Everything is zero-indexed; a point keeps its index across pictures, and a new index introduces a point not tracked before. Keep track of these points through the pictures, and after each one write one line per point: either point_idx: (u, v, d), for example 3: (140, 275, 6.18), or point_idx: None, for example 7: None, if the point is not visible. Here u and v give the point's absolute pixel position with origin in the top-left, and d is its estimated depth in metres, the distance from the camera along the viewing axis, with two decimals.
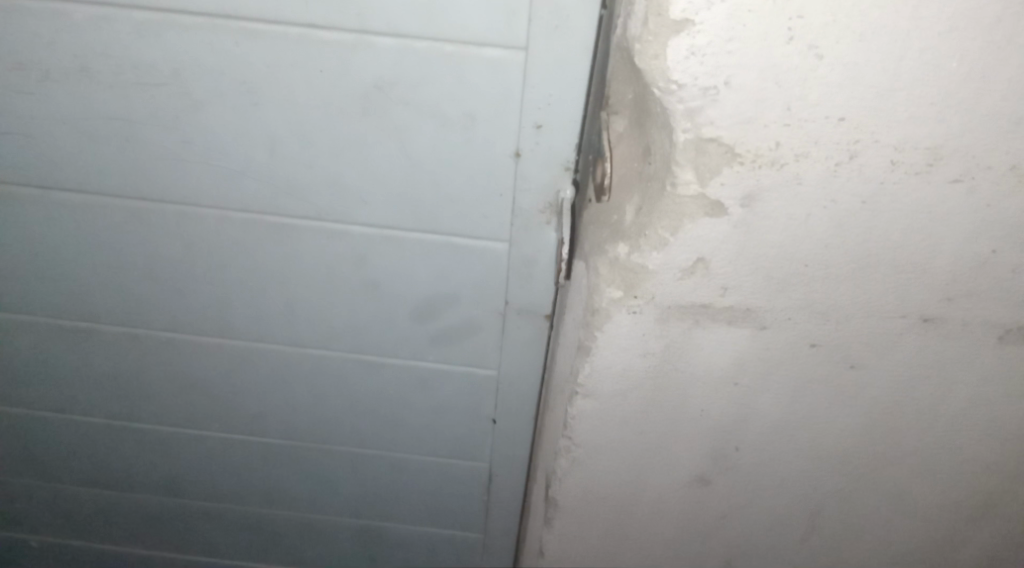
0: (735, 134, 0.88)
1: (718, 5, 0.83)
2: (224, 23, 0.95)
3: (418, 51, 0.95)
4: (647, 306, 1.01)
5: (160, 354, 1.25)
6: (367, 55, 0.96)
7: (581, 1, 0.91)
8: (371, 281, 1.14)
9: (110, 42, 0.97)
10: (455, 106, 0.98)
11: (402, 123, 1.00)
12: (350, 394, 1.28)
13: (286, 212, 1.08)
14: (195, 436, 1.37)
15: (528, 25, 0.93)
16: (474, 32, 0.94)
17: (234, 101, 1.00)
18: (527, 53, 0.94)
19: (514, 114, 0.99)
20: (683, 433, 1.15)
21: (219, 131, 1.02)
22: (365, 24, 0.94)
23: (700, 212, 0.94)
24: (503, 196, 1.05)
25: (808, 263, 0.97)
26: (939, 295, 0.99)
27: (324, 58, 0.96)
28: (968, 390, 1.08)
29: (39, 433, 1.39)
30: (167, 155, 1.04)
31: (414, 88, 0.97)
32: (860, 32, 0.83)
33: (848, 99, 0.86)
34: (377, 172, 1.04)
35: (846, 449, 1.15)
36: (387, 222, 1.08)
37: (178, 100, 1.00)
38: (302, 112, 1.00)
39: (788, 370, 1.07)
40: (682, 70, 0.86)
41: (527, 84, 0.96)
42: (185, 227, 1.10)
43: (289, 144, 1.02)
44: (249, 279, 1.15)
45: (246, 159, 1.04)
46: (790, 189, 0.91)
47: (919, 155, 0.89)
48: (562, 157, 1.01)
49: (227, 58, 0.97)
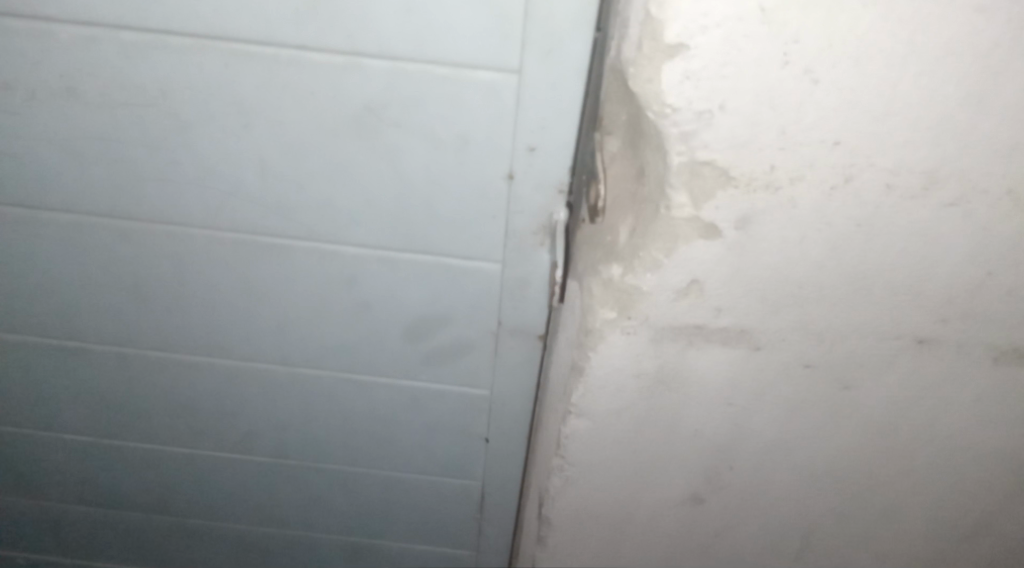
0: (730, 157, 0.88)
1: (713, 29, 0.82)
2: (214, 44, 0.94)
3: (410, 73, 0.94)
4: (641, 327, 1.01)
5: (148, 373, 1.24)
6: (359, 76, 0.95)
7: (575, 23, 0.90)
8: (362, 301, 1.13)
9: (98, 63, 0.96)
10: (447, 127, 0.97)
11: (394, 144, 0.99)
12: (341, 414, 1.27)
13: (276, 231, 1.07)
14: (183, 454, 1.36)
15: (521, 47, 0.92)
16: (466, 54, 0.93)
17: (224, 121, 0.99)
18: (521, 75, 0.94)
19: (507, 136, 0.98)
20: (676, 453, 1.14)
21: (209, 151, 1.01)
22: (357, 45, 0.93)
23: (694, 235, 0.93)
24: (495, 217, 1.04)
25: (802, 285, 0.96)
26: (934, 317, 0.98)
27: (315, 79, 0.95)
28: (964, 412, 1.07)
29: (25, 452, 1.38)
30: (156, 175, 1.03)
31: (406, 109, 0.97)
32: (855, 56, 0.83)
33: (843, 123, 0.86)
34: (368, 192, 1.03)
35: (841, 469, 1.14)
36: (378, 242, 1.07)
37: (167, 120, 0.99)
38: (293, 132, 0.99)
39: (782, 391, 1.06)
40: (676, 94, 0.85)
41: (521, 106, 0.95)
42: (174, 246, 1.09)
43: (280, 165, 1.01)
44: (239, 299, 1.14)
45: (236, 179, 1.03)
46: (784, 211, 0.91)
47: (915, 179, 0.88)
48: (555, 179, 1.00)
49: (217, 78, 0.96)
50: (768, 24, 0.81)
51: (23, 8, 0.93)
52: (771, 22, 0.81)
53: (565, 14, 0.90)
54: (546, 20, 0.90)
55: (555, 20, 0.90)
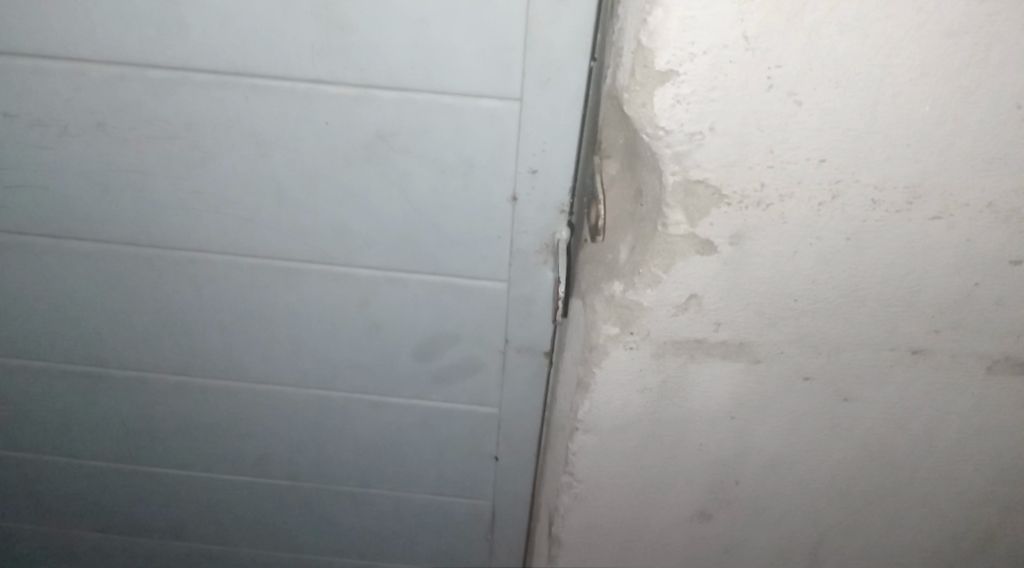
0: (722, 175, 0.92)
1: (701, 56, 0.87)
2: (233, 80, 1.00)
3: (418, 103, 1.00)
4: (642, 341, 1.05)
5: (168, 398, 1.28)
6: (371, 107, 1.00)
7: (572, 54, 0.95)
8: (375, 322, 1.17)
9: (125, 98, 1.02)
10: (455, 154, 1.02)
11: (404, 171, 1.04)
12: (355, 435, 1.31)
13: (293, 256, 1.12)
14: (202, 478, 1.40)
15: (521, 78, 0.97)
16: (469, 84, 0.98)
17: (243, 152, 1.04)
18: (521, 103, 0.99)
19: (511, 161, 1.03)
20: (683, 468, 1.18)
21: (229, 181, 1.06)
22: (368, 78, 0.98)
23: (691, 251, 0.97)
24: (501, 238, 1.08)
25: (797, 298, 1.00)
26: (926, 326, 1.02)
27: (327, 110, 1.01)
28: (959, 419, 1.10)
29: (49, 479, 1.42)
30: (178, 204, 1.08)
31: (414, 137, 1.02)
32: (836, 78, 0.87)
33: (828, 142, 0.90)
34: (379, 217, 1.08)
35: (843, 480, 1.17)
36: (389, 265, 1.12)
37: (189, 152, 1.05)
38: (308, 162, 1.04)
39: (782, 403, 1.10)
40: (669, 117, 0.90)
41: (523, 132, 1.00)
42: (195, 273, 1.14)
43: (295, 191, 1.06)
44: (257, 322, 1.19)
45: (255, 206, 1.08)
46: (776, 227, 0.95)
47: (899, 194, 0.93)
48: (557, 201, 1.05)
49: (236, 111, 1.01)
50: (751, 50, 0.86)
51: (55, 49, 0.99)
52: (754, 48, 0.86)
53: (563, 45, 0.95)
54: (545, 51, 0.95)
55: (553, 51, 0.95)
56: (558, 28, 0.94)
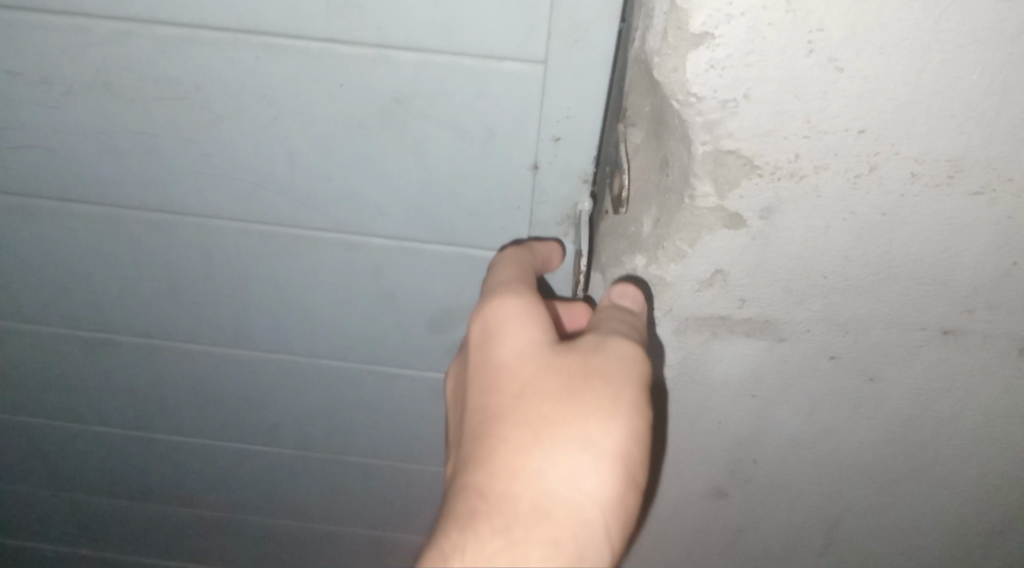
0: (755, 146, 0.86)
1: (738, 17, 0.80)
2: (245, 38, 0.95)
3: (438, 65, 0.95)
4: (664, 317, 1.01)
5: (178, 367, 1.27)
6: (388, 68, 0.96)
7: (600, 15, 0.90)
8: (389, 295, 1.15)
9: (131, 56, 0.97)
10: (475, 120, 0.98)
11: (421, 135, 1.00)
12: (368, 407, 1.30)
13: (304, 225, 1.09)
14: (212, 446, 1.39)
15: (546, 40, 0.92)
16: (491, 45, 0.93)
17: (254, 114, 1.00)
18: (546, 66, 0.94)
19: (533, 128, 0.98)
20: (701, 445, 1.17)
21: (240, 145, 1.03)
22: (385, 38, 0.94)
23: (719, 224, 0.93)
24: (521, 209, 1.05)
25: (826, 275, 0.96)
26: (959, 306, 0.98)
27: (340, 71, 0.96)
28: (987, 401, 1.07)
29: (58, 444, 1.41)
30: (188, 168, 1.05)
31: (433, 101, 0.97)
32: (880, 43, 0.80)
33: (868, 111, 0.83)
34: (395, 184, 1.04)
35: (863, 461, 1.16)
36: (404, 234, 1.08)
37: (198, 113, 1.01)
38: (319, 126, 1.00)
39: (806, 382, 1.07)
40: (701, 83, 0.83)
41: (546, 97, 0.96)
42: (203, 239, 1.11)
43: (309, 157, 1.03)
44: (267, 292, 1.16)
45: (266, 172, 1.04)
46: (809, 200, 0.89)
47: (940, 167, 0.86)
48: (579, 170, 1.01)
49: (247, 71, 0.97)
50: (792, 11, 0.79)
51: (59, 3, 0.95)
52: (795, 10, 0.79)
53: (591, 5, 0.89)
54: (572, 11, 0.90)
55: (580, 11, 0.90)
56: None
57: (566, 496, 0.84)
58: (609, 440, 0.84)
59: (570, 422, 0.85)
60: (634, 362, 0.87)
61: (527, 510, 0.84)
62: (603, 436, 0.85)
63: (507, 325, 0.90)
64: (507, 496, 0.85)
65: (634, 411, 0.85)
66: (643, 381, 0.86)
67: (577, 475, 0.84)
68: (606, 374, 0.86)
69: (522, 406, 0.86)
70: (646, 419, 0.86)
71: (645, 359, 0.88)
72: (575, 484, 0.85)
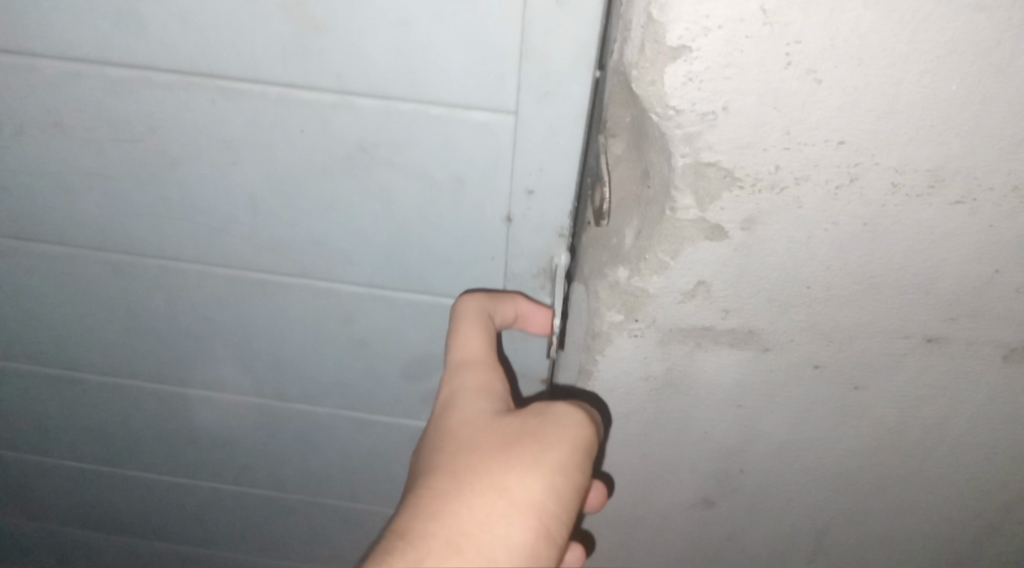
0: (735, 158, 0.85)
1: (715, 30, 0.79)
2: (200, 82, 0.93)
3: (403, 112, 0.93)
4: (647, 329, 1.01)
5: (151, 406, 1.27)
6: (349, 115, 0.94)
7: (572, 63, 0.88)
8: (360, 341, 1.14)
9: (82, 98, 0.96)
10: (443, 169, 0.97)
11: (386, 185, 0.99)
12: (350, 440, 1.28)
13: (270, 270, 1.08)
14: (186, 483, 1.39)
15: (516, 89, 0.90)
16: (459, 94, 0.91)
17: (213, 160, 0.99)
18: (517, 115, 0.92)
19: (504, 179, 0.97)
20: (687, 455, 1.16)
21: (200, 190, 1.02)
22: (345, 84, 0.92)
23: (700, 236, 0.92)
24: (494, 259, 1.04)
25: (809, 285, 0.95)
26: (942, 315, 0.98)
27: (302, 116, 0.95)
28: (972, 408, 1.07)
29: (32, 478, 1.41)
30: (148, 212, 1.04)
31: (398, 149, 0.96)
32: (859, 56, 0.79)
33: (847, 122, 0.83)
34: (361, 233, 1.03)
35: (849, 470, 1.16)
36: (373, 282, 1.08)
37: (155, 155, 0.99)
38: (282, 170, 0.99)
39: (792, 391, 1.07)
40: (679, 96, 0.83)
41: (517, 149, 0.94)
42: (168, 283, 1.11)
43: (269, 201, 1.01)
44: (235, 335, 1.16)
45: (227, 218, 1.03)
46: (791, 212, 0.89)
47: (920, 177, 0.86)
48: (554, 225, 0.99)
49: (204, 115, 0.96)
50: (770, 24, 0.78)
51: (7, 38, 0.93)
52: (773, 22, 0.78)
53: (562, 57, 0.87)
54: (542, 62, 0.88)
55: (550, 64, 0.88)
56: (556, 36, 0.86)
57: (479, 538, 0.81)
58: (530, 485, 0.83)
59: (498, 463, 0.84)
60: (571, 423, 0.86)
61: (438, 545, 0.81)
62: (524, 484, 0.83)
63: (462, 386, 0.93)
64: (422, 531, 0.82)
65: (559, 465, 0.84)
66: (576, 445, 0.85)
67: (492, 515, 0.82)
68: (540, 432, 0.86)
69: (458, 459, 0.86)
70: (571, 476, 0.84)
71: (586, 421, 0.87)
72: (490, 527, 0.81)
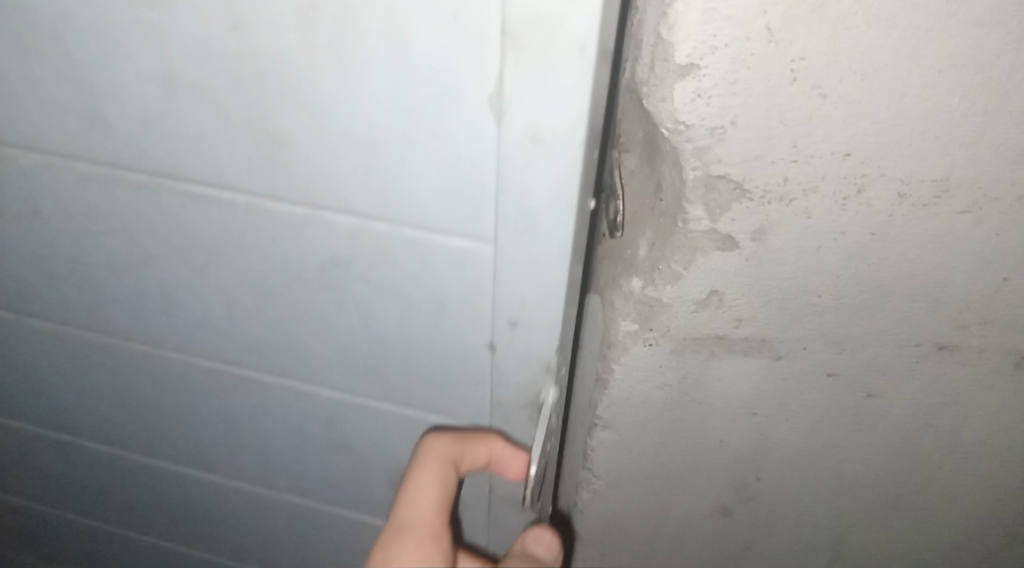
0: (744, 171, 0.88)
1: (722, 48, 0.81)
2: (168, 185, 1.03)
3: (374, 231, 1.00)
4: (662, 338, 1.03)
5: (169, 436, 1.38)
6: (322, 230, 1.02)
7: (548, 200, 0.91)
8: (337, 439, 1.28)
9: (68, 186, 1.07)
10: (421, 293, 1.05)
11: (362, 297, 1.07)
12: (348, 472, 1.32)
13: (258, 368, 1.21)
14: (203, 507, 1.49)
15: (493, 221, 0.95)
16: (438, 222, 0.97)
17: (192, 264, 1.11)
18: (493, 245, 0.97)
19: (486, 307, 1.04)
20: (704, 464, 1.18)
21: (184, 287, 1.14)
22: (315, 200, 0.99)
23: (712, 247, 0.94)
24: (479, 382, 1.12)
25: (820, 294, 0.98)
26: (953, 322, 1.00)
27: (276, 229, 1.03)
28: (986, 416, 1.09)
29: (72, 488, 1.55)
30: (144, 300, 1.17)
31: (372, 267, 1.04)
32: (862, 71, 0.81)
33: (853, 135, 0.85)
34: (339, 341, 1.13)
35: (864, 478, 1.17)
36: (354, 387, 1.19)
37: (139, 248, 1.11)
38: (257, 277, 1.09)
39: (806, 399, 1.09)
40: (689, 112, 0.85)
41: (497, 277, 1.00)
42: (165, 356, 1.24)
43: (244, 302, 1.13)
44: (224, 405, 1.29)
45: (210, 313, 1.16)
46: (800, 222, 0.91)
47: (926, 188, 0.88)
48: (535, 359, 1.06)
49: (185, 220, 1.06)
50: (775, 42, 0.80)
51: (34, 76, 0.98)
52: (777, 40, 0.80)
53: (540, 196, 0.91)
54: (517, 200, 0.92)
55: (525, 201, 0.92)
56: (533, 172, 0.90)
57: None
58: None
59: None
60: None
61: None
62: None
63: (401, 554, 0.95)
64: None
65: None
66: None
67: None
68: None
69: None
70: None
71: None
72: None
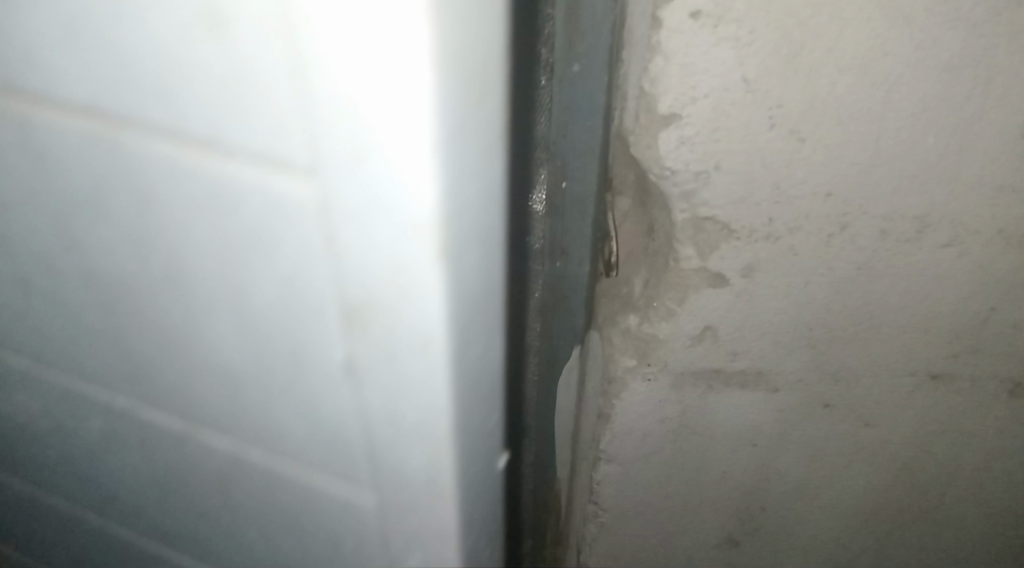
0: (730, 212, 0.92)
1: (702, 99, 0.85)
2: (48, 374, 0.99)
3: (250, 460, 0.93)
4: (660, 373, 1.06)
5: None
6: (200, 449, 0.96)
7: (420, 467, 0.83)
8: None
9: None
10: (313, 532, 0.96)
11: (250, 517, 0.99)
12: None
13: (161, 553, 1.13)
14: None
15: (371, 486, 0.87)
16: (320, 485, 0.90)
17: (80, 455, 1.06)
18: (376, 498, 0.88)
19: (371, 562, 0.95)
20: (709, 496, 1.20)
21: (81, 476, 1.09)
22: (190, 418, 0.93)
23: (703, 284, 0.98)
24: None
25: (812, 328, 1.01)
26: (943, 352, 1.03)
27: (157, 437, 0.98)
28: (984, 442, 1.11)
29: None
30: (46, 479, 1.13)
31: (254, 494, 0.96)
32: (838, 116, 0.85)
33: (834, 176, 0.89)
34: (236, 542, 1.04)
35: (868, 507, 1.20)
36: None
37: (31, 425, 1.07)
38: (145, 477, 1.04)
39: (804, 430, 1.11)
40: (674, 158, 0.89)
41: (384, 528, 0.90)
42: (71, 532, 1.19)
43: (140, 496, 1.06)
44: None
45: (104, 502, 1.10)
46: (787, 259, 0.95)
47: (907, 224, 0.92)
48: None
49: (70, 414, 1.02)
50: (752, 92, 0.84)
51: None
52: (754, 90, 0.84)
53: (412, 467, 0.83)
54: (392, 467, 0.84)
55: (399, 464, 0.84)
56: (406, 452, 0.83)
57: None
58: None
59: None
60: None
61: None
62: None
63: None
64: None
65: None
66: None
67: None
68: None
69: None
70: None
71: None
72: None
